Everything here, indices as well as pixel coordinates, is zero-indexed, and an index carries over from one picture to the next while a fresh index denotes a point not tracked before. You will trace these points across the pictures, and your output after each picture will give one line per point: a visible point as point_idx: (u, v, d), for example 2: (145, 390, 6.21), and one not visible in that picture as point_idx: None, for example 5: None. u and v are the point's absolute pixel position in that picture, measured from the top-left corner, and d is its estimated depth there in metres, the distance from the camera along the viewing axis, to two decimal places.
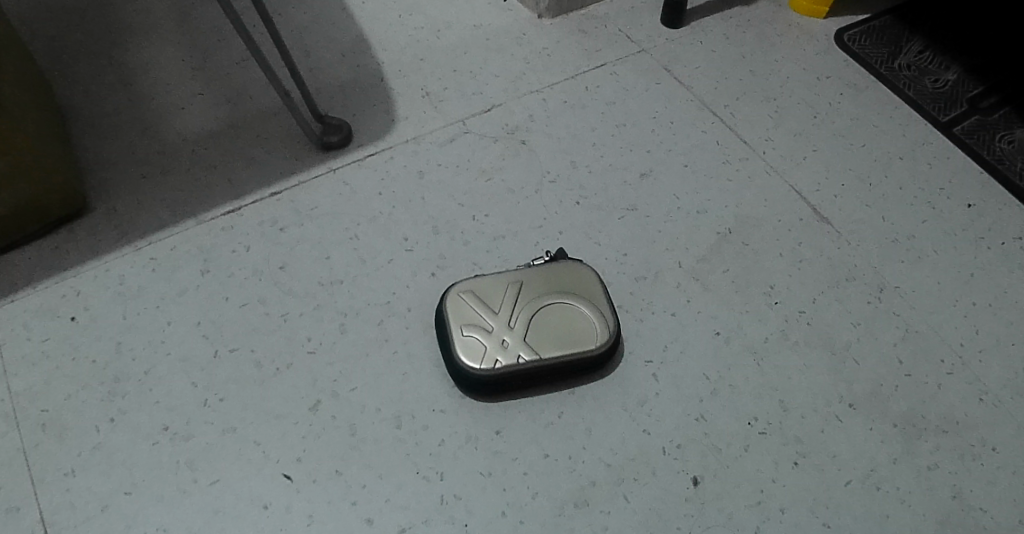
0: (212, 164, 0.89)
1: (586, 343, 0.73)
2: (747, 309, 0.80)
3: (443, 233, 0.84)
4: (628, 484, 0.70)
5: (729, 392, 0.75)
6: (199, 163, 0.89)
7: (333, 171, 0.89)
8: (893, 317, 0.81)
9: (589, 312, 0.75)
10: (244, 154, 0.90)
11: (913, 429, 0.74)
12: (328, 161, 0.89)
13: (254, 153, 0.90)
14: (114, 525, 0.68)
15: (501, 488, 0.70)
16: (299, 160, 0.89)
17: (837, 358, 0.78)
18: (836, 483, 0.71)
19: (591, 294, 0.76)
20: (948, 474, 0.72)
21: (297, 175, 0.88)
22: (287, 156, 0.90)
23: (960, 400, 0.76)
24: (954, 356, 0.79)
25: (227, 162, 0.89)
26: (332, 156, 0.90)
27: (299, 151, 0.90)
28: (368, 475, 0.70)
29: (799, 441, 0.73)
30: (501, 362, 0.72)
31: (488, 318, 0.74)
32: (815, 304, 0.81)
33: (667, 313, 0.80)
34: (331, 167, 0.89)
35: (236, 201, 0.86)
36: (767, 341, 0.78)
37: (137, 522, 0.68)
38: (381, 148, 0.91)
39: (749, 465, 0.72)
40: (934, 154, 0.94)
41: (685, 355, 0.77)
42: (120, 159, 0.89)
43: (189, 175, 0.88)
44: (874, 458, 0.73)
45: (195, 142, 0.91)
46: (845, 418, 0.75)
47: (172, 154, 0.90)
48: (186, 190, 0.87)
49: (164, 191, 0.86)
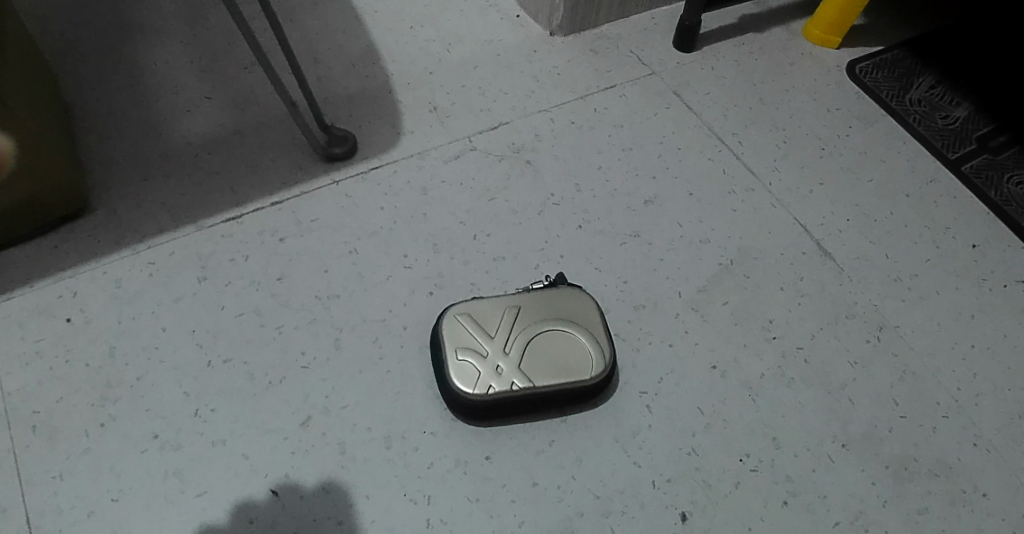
0: (215, 170, 0.88)
1: (581, 374, 0.72)
2: (745, 343, 0.79)
3: (444, 251, 0.84)
4: (617, 516, 0.70)
5: (722, 428, 0.75)
6: (202, 168, 0.89)
7: (336, 183, 0.88)
8: (892, 358, 0.79)
9: (586, 341, 0.74)
10: (249, 162, 0.89)
11: (905, 472, 0.74)
12: (331, 172, 0.89)
13: (258, 160, 0.90)
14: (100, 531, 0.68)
15: (488, 514, 0.70)
16: (302, 170, 0.89)
17: (834, 397, 0.77)
18: (826, 525, 0.71)
19: (589, 322, 0.75)
20: (939, 519, 0.72)
21: (299, 185, 0.88)
22: (291, 166, 0.89)
23: (954, 445, 0.75)
24: (950, 400, 0.78)
25: (231, 168, 0.89)
26: (336, 167, 0.89)
27: (304, 160, 0.90)
28: (355, 495, 0.70)
29: (790, 480, 0.73)
30: (494, 388, 0.71)
31: (483, 343, 0.73)
32: (813, 340, 0.80)
33: (664, 343, 0.79)
34: (334, 178, 0.89)
35: (237, 210, 0.86)
36: (763, 377, 0.77)
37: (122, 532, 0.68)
38: (385, 161, 0.90)
39: (739, 502, 0.71)
40: (941, 192, 0.93)
41: (680, 387, 0.76)
42: (124, 160, 0.89)
43: (192, 180, 0.88)
44: (865, 501, 0.72)
45: (199, 146, 0.90)
46: (838, 459, 0.74)
47: (176, 157, 0.89)
48: (188, 196, 0.86)
49: (165, 196, 0.86)
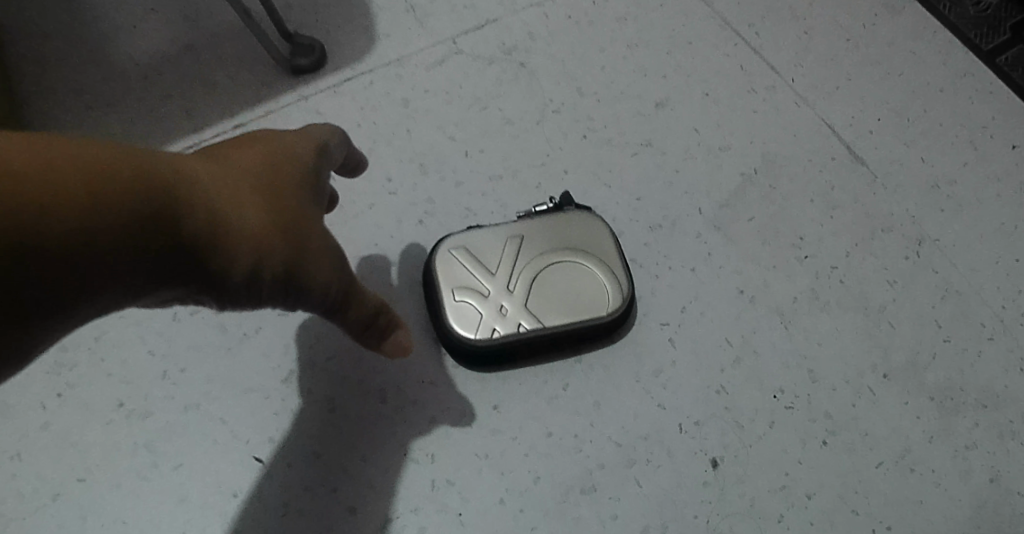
0: (167, 93, 0.79)
1: (596, 310, 0.65)
2: (775, 264, 0.72)
3: (432, 173, 0.75)
4: (641, 466, 0.64)
5: (753, 361, 0.68)
6: (152, 92, 0.79)
7: (305, 100, 0.79)
8: (933, 276, 0.72)
9: (600, 273, 0.66)
10: (205, 81, 0.80)
11: (950, 403, 0.68)
12: (299, 89, 0.80)
13: (215, 78, 0.80)
14: (68, 515, 0.62)
15: (500, 472, 0.63)
16: (265, 86, 0.80)
17: (872, 321, 0.70)
18: (868, 466, 0.65)
19: (602, 252, 0.67)
20: (988, 454, 0.66)
21: (264, 104, 0.79)
22: (253, 84, 0.80)
23: (1001, 370, 0.69)
24: (996, 320, 0.71)
25: (184, 89, 0.79)
26: (303, 82, 0.80)
27: (266, 77, 0.80)
28: (350, 458, 0.64)
29: (828, 416, 0.67)
30: (498, 332, 0.64)
31: (484, 281, 0.66)
32: (849, 259, 0.72)
33: (685, 267, 0.71)
34: (302, 95, 0.79)
35: (194, 135, 0.76)
36: (795, 302, 0.70)
37: (95, 515, 0.62)
38: (358, 72, 0.81)
39: (773, 444, 0.65)
40: (977, 87, 0.81)
41: (705, 316, 0.69)
42: (63, 89, 0.80)
43: (140, 105, 0.78)
44: (909, 436, 0.67)
45: (148, 67, 0.81)
46: (879, 391, 0.68)
47: (122, 81, 0.80)
48: (137, 123, 0.77)
49: (111, 125, 0.77)
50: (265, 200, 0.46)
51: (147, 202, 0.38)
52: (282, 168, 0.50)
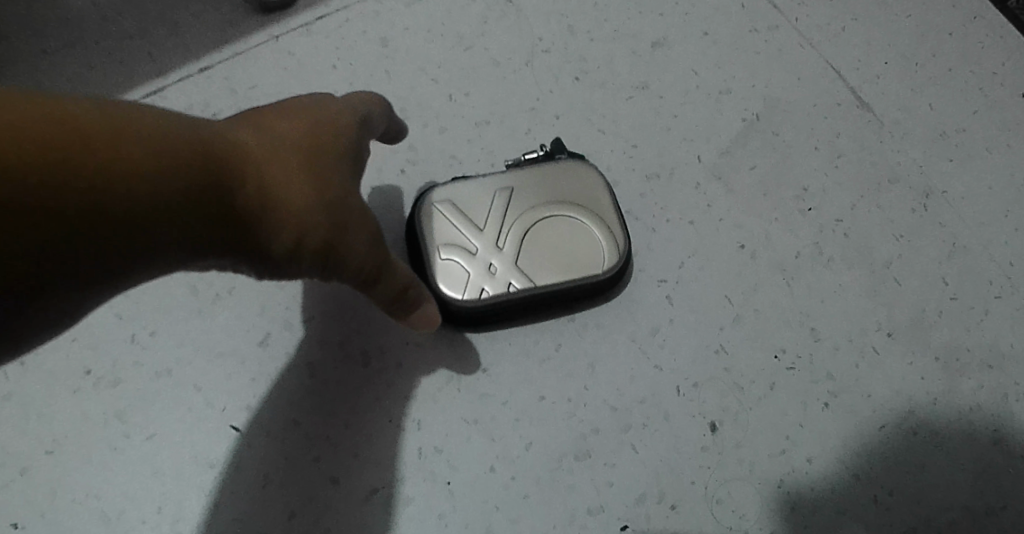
0: (129, 35, 0.74)
1: (591, 268, 0.62)
2: (778, 216, 0.69)
3: (415, 117, 0.72)
4: (639, 431, 0.61)
5: (754, 318, 0.65)
6: (113, 33, 0.74)
7: (276, 39, 0.75)
8: (939, 229, 0.70)
9: (595, 229, 0.63)
10: (169, 22, 0.75)
11: (956, 363, 0.65)
12: (269, 28, 0.75)
13: (179, 18, 0.76)
14: (35, 489, 0.59)
15: (490, 438, 0.60)
16: (233, 25, 0.75)
17: (876, 277, 0.67)
18: (871, 428, 0.63)
19: (596, 206, 0.64)
20: (993, 416, 0.64)
21: (232, 45, 0.74)
22: (221, 23, 0.75)
23: (1007, 329, 0.66)
24: (1002, 277, 0.68)
25: (147, 30, 0.75)
26: (274, 21, 0.75)
27: (234, 15, 0.76)
28: (333, 425, 0.61)
29: (830, 377, 0.64)
30: (488, 292, 0.61)
31: (471, 238, 0.62)
32: (853, 212, 0.69)
33: (684, 220, 0.68)
34: (273, 34, 0.75)
35: (159, 80, 0.72)
36: (798, 257, 0.67)
37: (63, 488, 0.59)
38: (333, 8, 0.76)
39: (775, 406, 0.63)
40: (986, 31, 0.78)
41: (704, 272, 0.66)
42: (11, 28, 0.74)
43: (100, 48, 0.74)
44: (913, 398, 0.64)
45: (106, 5, 0.76)
46: (883, 350, 0.65)
47: (78, 20, 0.75)
48: (97, 68, 0.73)
49: (70, 70, 0.73)
50: (310, 171, 0.47)
51: (191, 179, 0.40)
52: (328, 135, 0.51)
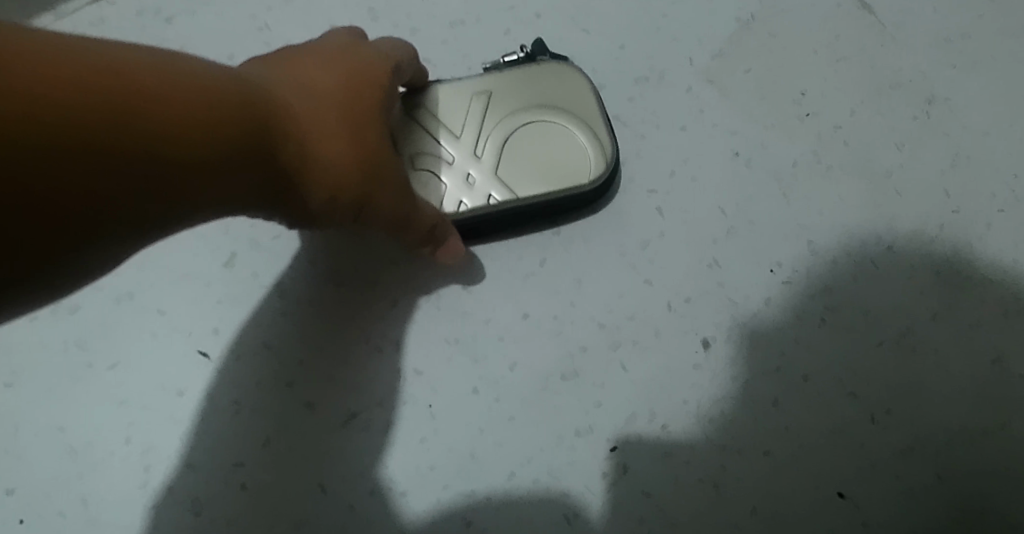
0: None
1: (577, 178, 0.58)
2: (773, 123, 0.65)
3: (385, 20, 0.67)
4: (627, 349, 0.59)
5: (749, 230, 0.62)
6: None
7: None
8: (941, 139, 0.66)
9: (581, 136, 0.59)
10: None
11: (956, 279, 0.62)
12: None
13: None
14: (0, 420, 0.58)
15: (472, 359, 0.58)
16: None
17: (877, 188, 0.64)
18: (869, 345, 0.60)
19: (583, 111, 0.60)
20: (994, 335, 0.61)
21: None
22: None
23: (1010, 244, 0.63)
24: (1006, 191, 0.64)
25: None
26: None
27: None
28: (305, 348, 0.58)
29: (826, 292, 0.61)
30: (466, 204, 0.57)
31: (447, 148, 0.59)
32: (853, 118, 0.66)
33: (674, 127, 0.64)
34: None
35: None
36: (795, 166, 0.64)
37: (30, 420, 0.58)
38: None
39: (770, 322, 0.60)
40: None
41: (696, 182, 0.63)
42: None
43: None
44: (913, 314, 0.61)
45: None
46: (883, 264, 0.62)
47: None
48: None
49: None
50: (354, 128, 0.45)
51: (253, 144, 0.37)
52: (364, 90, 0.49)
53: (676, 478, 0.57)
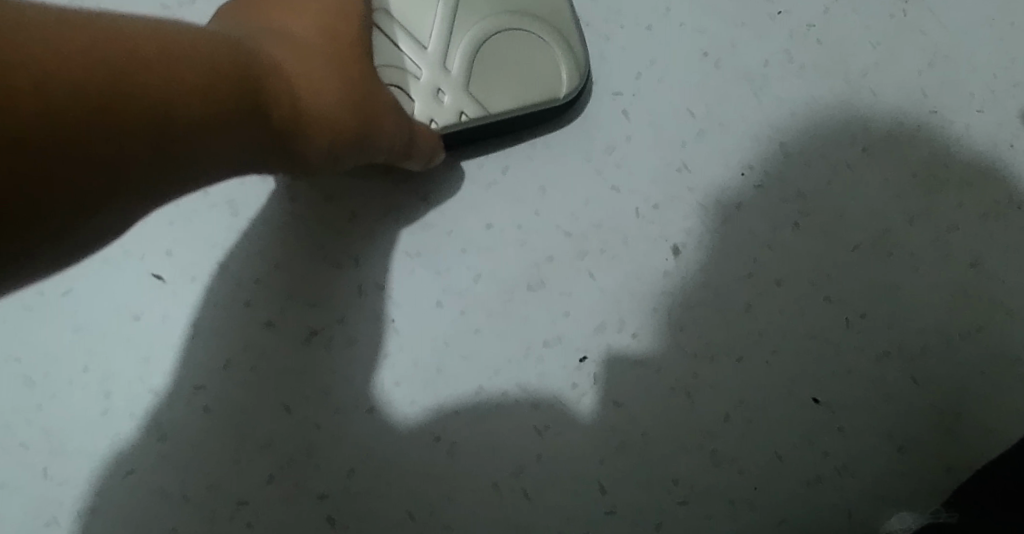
0: None
1: (550, 91, 0.57)
2: (744, 22, 0.62)
3: None
4: (594, 257, 0.58)
5: (718, 132, 0.60)
6: None
7: None
8: (919, 37, 0.63)
9: (554, 48, 0.58)
10: None
11: (934, 181, 0.61)
12: None
13: None
14: None
15: (435, 272, 0.57)
16: None
17: (851, 88, 0.62)
18: (843, 248, 0.59)
19: (554, 21, 0.59)
20: (970, 237, 0.60)
21: None
22: None
23: (990, 145, 0.61)
24: (986, 91, 0.62)
25: None
26: None
27: None
28: (263, 268, 0.57)
29: (800, 196, 0.60)
30: (437, 122, 0.57)
31: (414, 63, 0.58)
32: (827, 16, 0.63)
33: (640, 27, 0.62)
34: None
35: None
36: (766, 67, 0.61)
37: None
38: None
39: (741, 227, 0.59)
40: None
41: (663, 84, 0.61)
42: None
43: None
44: (889, 216, 0.60)
45: None
46: (858, 165, 0.60)
47: None
48: None
49: None
50: (334, 71, 0.44)
51: (255, 93, 0.36)
52: (335, 28, 0.48)
53: (648, 388, 0.56)
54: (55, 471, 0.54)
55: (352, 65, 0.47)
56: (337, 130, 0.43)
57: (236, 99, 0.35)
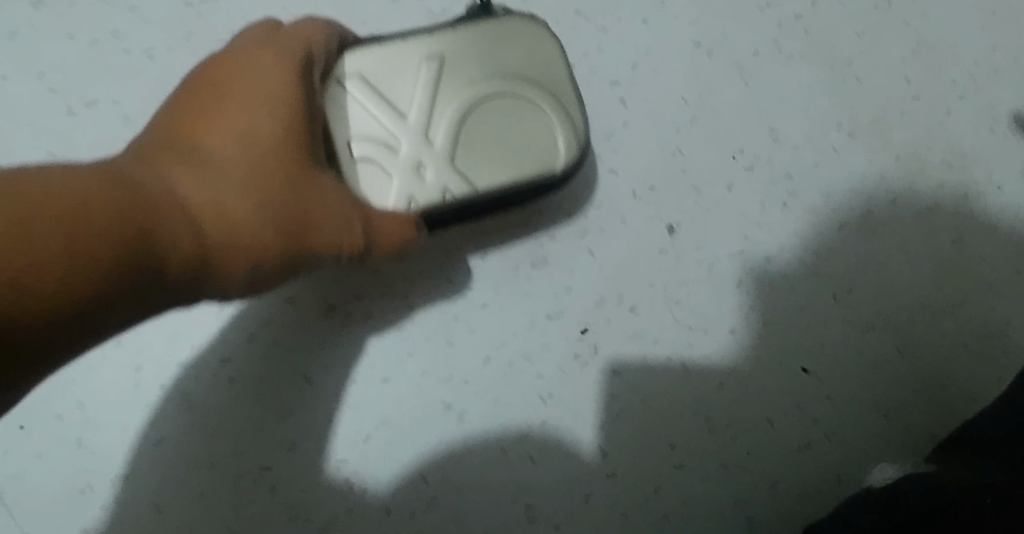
0: None
1: (543, 162, 0.55)
2: (734, 14, 0.65)
3: None
4: (593, 236, 0.61)
5: (711, 118, 0.63)
6: None
7: None
8: (902, 27, 0.67)
9: (550, 111, 0.56)
10: None
11: (916, 163, 0.64)
12: None
13: None
14: None
15: (444, 252, 0.61)
16: None
17: (838, 76, 0.65)
18: (829, 226, 0.63)
19: (549, 82, 0.57)
20: (951, 216, 0.63)
21: None
22: None
23: (970, 130, 0.65)
24: (967, 78, 0.66)
25: None
26: None
27: None
28: None
29: (789, 178, 0.63)
30: (419, 199, 0.54)
31: (396, 130, 0.55)
32: (814, 8, 0.66)
33: (636, 20, 0.65)
34: None
35: None
36: (756, 56, 0.65)
37: None
38: None
39: (733, 207, 0.62)
40: None
41: (658, 74, 0.64)
42: None
43: None
44: (874, 196, 0.63)
45: None
46: (844, 149, 0.64)
47: None
48: None
49: None
50: (273, 190, 0.44)
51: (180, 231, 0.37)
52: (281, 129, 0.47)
53: (646, 357, 0.60)
54: (89, 440, 0.58)
55: (280, 180, 0.45)
56: (259, 254, 0.42)
57: (151, 237, 0.34)
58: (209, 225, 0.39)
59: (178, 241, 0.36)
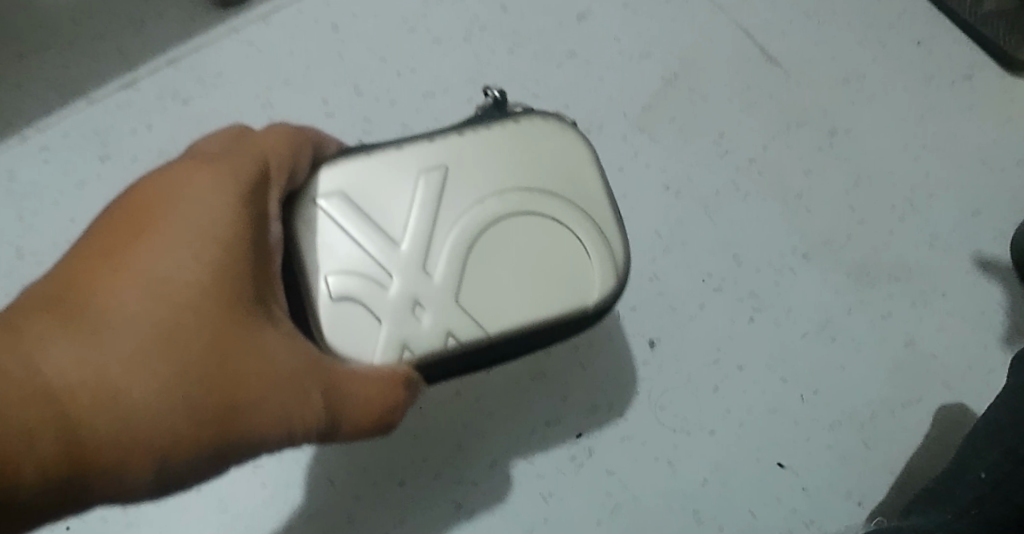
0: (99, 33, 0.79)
1: (572, 298, 0.50)
2: (699, 159, 0.77)
3: (368, 93, 0.78)
4: (584, 351, 0.71)
5: (682, 249, 0.74)
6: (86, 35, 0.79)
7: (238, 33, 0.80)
8: (843, 163, 0.78)
9: (580, 235, 0.51)
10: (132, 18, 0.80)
11: (865, 277, 0.74)
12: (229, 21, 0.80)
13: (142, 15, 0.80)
14: None
15: None
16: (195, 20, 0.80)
17: (790, 208, 0.76)
18: (793, 335, 0.72)
19: (584, 204, 0.52)
20: (901, 321, 0.73)
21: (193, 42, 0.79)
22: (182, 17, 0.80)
23: (913, 246, 0.75)
24: (905, 202, 0.77)
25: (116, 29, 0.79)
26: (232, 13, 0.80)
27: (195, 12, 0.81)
28: None
29: (753, 296, 0.73)
30: (415, 347, 0.48)
31: (389, 269, 0.49)
32: (766, 151, 0.78)
33: (613, 167, 0.76)
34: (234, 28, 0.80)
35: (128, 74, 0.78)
36: (719, 194, 0.76)
37: None
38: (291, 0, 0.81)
39: (704, 324, 0.72)
40: None
41: (634, 212, 0.75)
42: None
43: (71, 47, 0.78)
44: (831, 309, 0.73)
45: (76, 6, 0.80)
46: (800, 270, 0.74)
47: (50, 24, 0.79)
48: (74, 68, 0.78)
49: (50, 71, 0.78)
50: (215, 347, 0.41)
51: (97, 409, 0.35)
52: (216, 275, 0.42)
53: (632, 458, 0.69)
54: None
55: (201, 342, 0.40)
56: (171, 437, 0.38)
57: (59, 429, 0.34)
58: (96, 408, 0.36)
59: (39, 442, 0.32)
